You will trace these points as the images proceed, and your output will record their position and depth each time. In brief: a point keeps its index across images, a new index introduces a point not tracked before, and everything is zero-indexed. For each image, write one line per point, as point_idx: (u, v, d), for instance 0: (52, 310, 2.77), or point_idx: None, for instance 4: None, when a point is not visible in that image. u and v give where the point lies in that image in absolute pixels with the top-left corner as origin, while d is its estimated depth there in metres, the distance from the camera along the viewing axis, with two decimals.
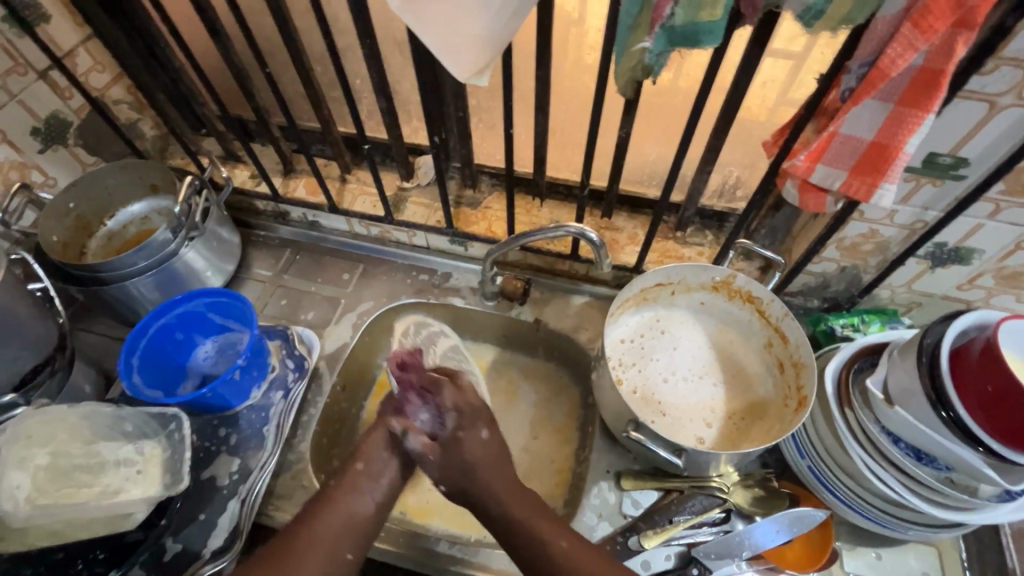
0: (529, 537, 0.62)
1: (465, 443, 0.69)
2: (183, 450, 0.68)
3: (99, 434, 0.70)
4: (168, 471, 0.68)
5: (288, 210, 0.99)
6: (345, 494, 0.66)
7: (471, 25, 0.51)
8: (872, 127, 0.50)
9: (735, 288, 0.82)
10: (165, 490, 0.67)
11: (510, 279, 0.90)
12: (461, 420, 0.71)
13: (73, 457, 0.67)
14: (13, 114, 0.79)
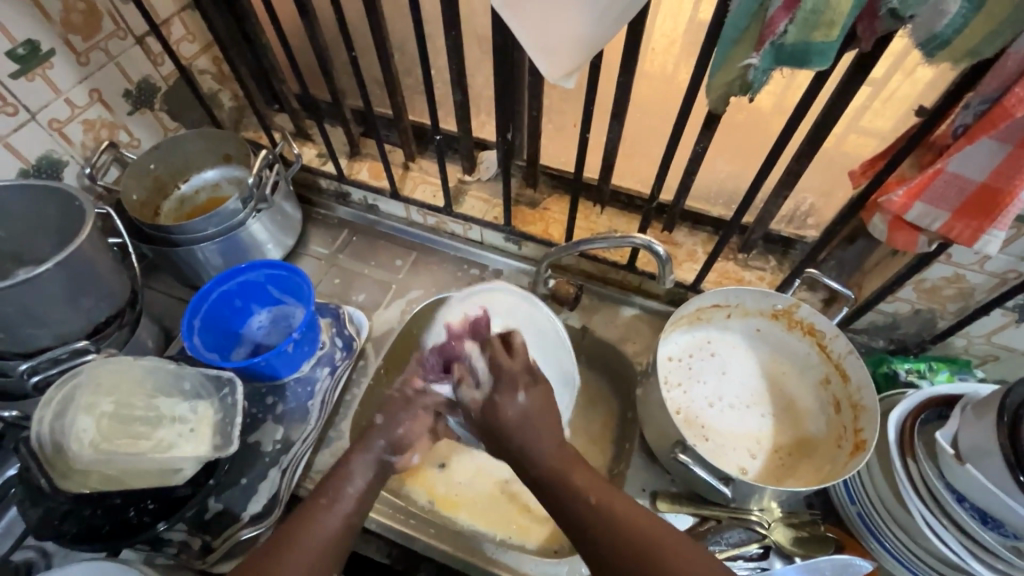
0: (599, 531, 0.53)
1: (500, 408, 0.63)
2: (235, 415, 0.71)
3: (159, 390, 0.73)
4: (219, 433, 0.71)
5: (350, 190, 1.01)
6: (316, 523, 0.57)
7: (570, 26, 0.50)
8: (987, 165, 0.47)
9: (796, 318, 0.79)
10: (214, 451, 0.70)
11: (562, 283, 0.88)
12: (497, 385, 0.65)
13: (134, 409, 0.72)
14: (111, 76, 0.83)
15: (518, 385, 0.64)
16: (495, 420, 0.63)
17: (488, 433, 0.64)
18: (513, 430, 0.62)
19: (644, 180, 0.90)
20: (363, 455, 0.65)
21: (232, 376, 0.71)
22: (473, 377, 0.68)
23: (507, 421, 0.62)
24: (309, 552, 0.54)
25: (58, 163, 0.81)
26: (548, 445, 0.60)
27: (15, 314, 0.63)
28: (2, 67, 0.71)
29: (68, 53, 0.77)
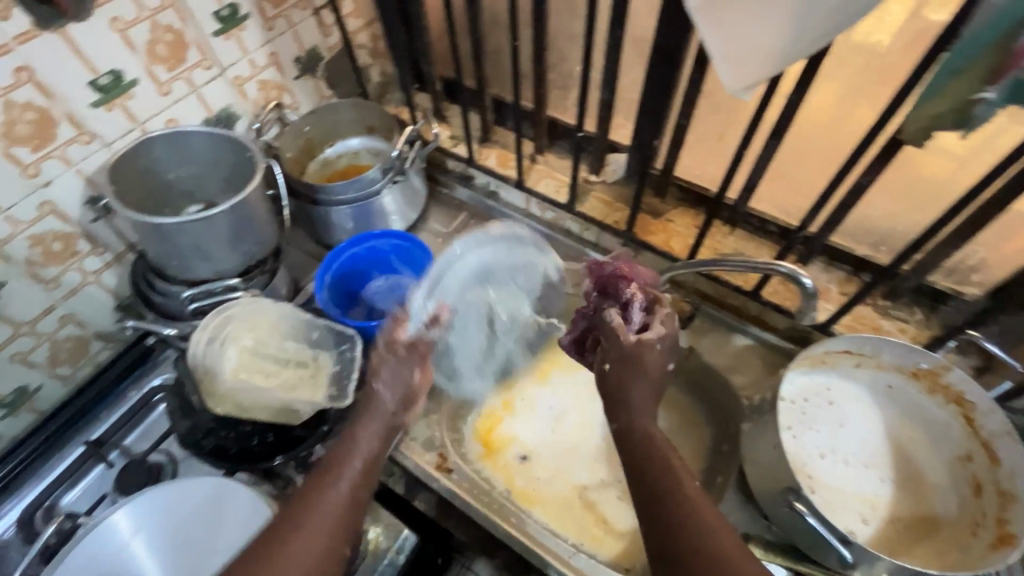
0: (676, 492, 0.56)
1: (650, 361, 0.66)
2: (352, 369, 0.77)
3: (291, 334, 0.79)
4: (335, 385, 0.76)
5: (475, 174, 1.03)
6: (325, 495, 0.60)
7: (767, 39, 0.47)
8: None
9: (943, 383, 0.71)
10: (330, 401, 0.75)
11: (677, 299, 0.86)
12: (665, 345, 0.67)
13: (269, 348, 0.77)
14: (288, 42, 0.91)
15: (664, 334, 0.67)
16: (636, 354, 0.65)
17: (619, 359, 0.66)
18: (646, 373, 0.65)
19: (783, 206, 0.85)
20: (368, 425, 0.68)
21: (350, 333, 0.77)
22: (629, 316, 0.69)
23: (653, 370, 0.66)
24: (322, 519, 0.59)
25: (233, 117, 0.89)
26: (646, 379, 0.65)
27: (189, 246, 0.71)
28: (207, 26, 0.78)
29: (260, 18, 0.84)
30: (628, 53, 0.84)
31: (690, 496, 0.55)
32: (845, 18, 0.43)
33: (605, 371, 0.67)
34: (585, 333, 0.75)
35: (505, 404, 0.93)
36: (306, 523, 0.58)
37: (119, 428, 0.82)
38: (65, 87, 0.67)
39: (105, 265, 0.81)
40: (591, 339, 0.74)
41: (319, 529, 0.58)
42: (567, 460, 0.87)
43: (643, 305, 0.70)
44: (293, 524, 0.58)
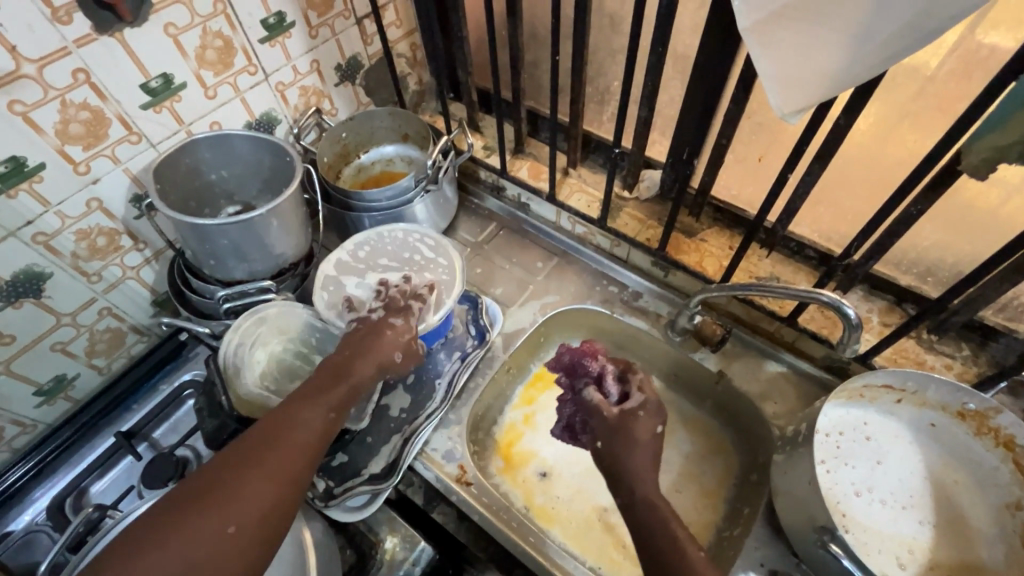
0: (675, 555, 0.55)
1: (638, 425, 0.61)
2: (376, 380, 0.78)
3: (317, 347, 0.81)
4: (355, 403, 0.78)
5: (506, 186, 1.04)
6: (300, 421, 0.61)
7: (821, 64, 0.45)
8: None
9: (991, 425, 0.68)
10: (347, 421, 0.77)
11: (709, 321, 0.83)
12: (646, 407, 0.63)
13: (294, 359, 0.80)
14: (331, 50, 0.92)
15: (645, 398, 0.64)
16: (624, 427, 0.62)
17: (608, 441, 0.62)
18: (641, 444, 0.60)
19: (825, 230, 0.82)
20: (363, 361, 0.68)
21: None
22: (606, 390, 0.66)
23: (638, 439, 0.60)
24: (293, 443, 0.59)
25: (274, 121, 0.91)
26: (641, 448, 0.60)
27: (227, 248, 0.72)
28: (255, 32, 0.80)
29: (305, 26, 0.86)
30: (669, 70, 0.82)
31: (697, 567, 0.54)
32: (910, 44, 0.41)
33: (600, 450, 0.63)
34: (573, 416, 0.70)
35: (527, 418, 0.92)
36: (277, 445, 0.58)
37: (149, 420, 0.84)
38: (117, 89, 0.70)
39: (145, 260, 0.83)
40: (579, 420, 0.68)
41: (291, 454, 0.58)
42: (590, 480, 0.86)
43: (616, 376, 0.68)
44: (263, 444, 0.58)
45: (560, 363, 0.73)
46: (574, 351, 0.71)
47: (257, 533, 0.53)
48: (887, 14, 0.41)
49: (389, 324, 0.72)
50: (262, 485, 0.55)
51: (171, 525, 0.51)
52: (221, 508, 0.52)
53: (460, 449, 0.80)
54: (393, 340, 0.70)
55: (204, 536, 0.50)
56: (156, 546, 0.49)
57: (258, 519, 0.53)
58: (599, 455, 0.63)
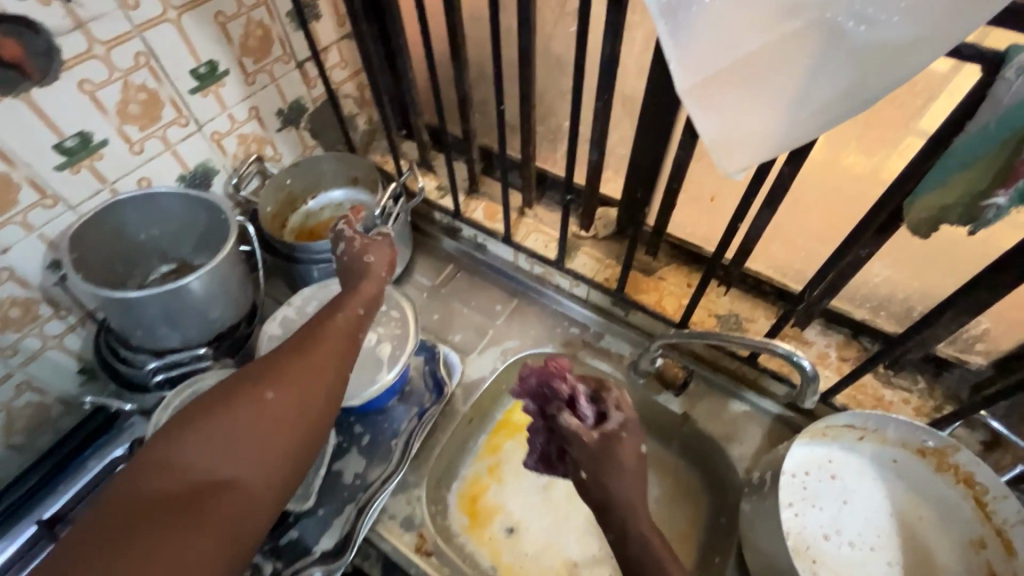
0: None
1: (620, 448, 0.54)
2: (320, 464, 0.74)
3: None
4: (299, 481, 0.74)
5: (462, 227, 1.01)
6: (335, 323, 0.58)
7: (762, 128, 0.45)
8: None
9: (951, 462, 0.68)
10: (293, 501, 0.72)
11: (670, 364, 0.83)
12: (626, 428, 0.56)
13: None
14: (270, 95, 0.88)
15: (625, 418, 0.57)
16: (606, 453, 0.54)
17: (596, 468, 0.53)
18: (629, 470, 0.53)
19: (780, 266, 0.82)
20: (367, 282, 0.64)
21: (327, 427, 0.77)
22: (579, 413, 0.58)
23: (620, 465, 0.53)
24: (330, 342, 0.56)
25: (211, 172, 0.86)
26: (628, 474, 0.53)
27: (155, 318, 0.67)
28: (185, 83, 0.76)
29: (240, 73, 0.82)
30: (618, 110, 0.81)
31: None
32: (844, 112, 0.41)
33: (585, 481, 0.55)
34: (548, 445, 0.63)
35: (491, 470, 0.88)
36: (315, 343, 0.55)
37: (79, 500, 0.74)
38: (27, 153, 0.64)
39: (68, 328, 0.77)
40: (556, 450, 0.62)
41: (330, 351, 0.55)
42: (559, 533, 0.82)
43: (592, 395, 0.60)
44: (302, 347, 0.55)
45: (526, 387, 0.64)
46: (544, 372, 0.63)
47: (293, 414, 0.49)
48: (821, 82, 0.40)
49: (361, 262, 0.66)
50: (299, 370, 0.52)
51: (216, 407, 0.48)
52: (261, 382, 0.50)
53: (420, 514, 0.76)
54: (377, 271, 0.66)
55: (243, 405, 0.48)
56: (204, 413, 0.47)
57: (297, 404, 0.50)
58: (588, 486, 0.54)
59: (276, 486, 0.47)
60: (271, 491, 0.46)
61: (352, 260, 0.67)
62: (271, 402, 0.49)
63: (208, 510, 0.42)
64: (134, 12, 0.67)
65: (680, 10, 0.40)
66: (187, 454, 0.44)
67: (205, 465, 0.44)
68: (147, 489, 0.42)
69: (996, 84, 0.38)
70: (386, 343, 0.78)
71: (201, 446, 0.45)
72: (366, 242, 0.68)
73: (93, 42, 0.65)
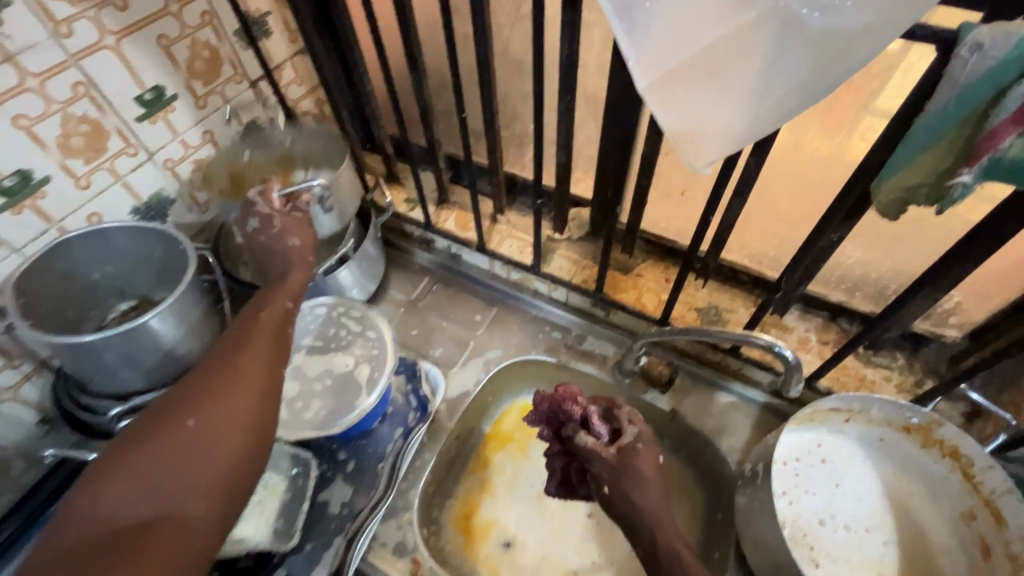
0: None
1: (640, 461, 0.57)
2: (303, 500, 0.69)
3: None
4: (282, 517, 0.68)
5: (434, 238, 1.00)
6: (256, 329, 0.55)
7: (725, 121, 0.44)
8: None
9: (935, 437, 0.68)
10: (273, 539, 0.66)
11: (655, 361, 0.82)
12: (642, 441, 0.59)
13: None
14: (224, 117, 0.85)
15: (639, 430, 0.60)
16: (627, 468, 0.57)
17: (620, 485, 0.56)
18: (650, 481, 0.56)
19: (755, 255, 0.82)
20: (291, 272, 0.63)
21: (307, 459, 0.71)
22: (595, 431, 0.61)
23: (644, 478, 0.56)
24: (252, 352, 0.53)
25: (167, 202, 0.83)
26: (649, 486, 0.56)
27: (114, 361, 0.63)
28: (130, 111, 0.73)
29: (189, 97, 0.79)
30: (582, 110, 0.81)
31: None
32: (805, 100, 0.40)
33: (608, 496, 0.57)
34: (566, 468, 0.66)
35: (484, 485, 0.86)
36: (236, 355, 0.52)
37: None
38: None
39: (23, 377, 0.73)
40: (576, 472, 0.65)
41: (253, 362, 0.52)
42: (556, 541, 0.81)
43: (605, 414, 0.63)
44: (224, 360, 0.52)
45: (539, 412, 0.66)
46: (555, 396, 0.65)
47: (220, 433, 0.46)
48: (780, 72, 0.40)
49: (281, 241, 0.65)
50: (222, 387, 0.49)
51: (130, 445, 0.44)
52: (181, 409, 0.47)
53: (413, 538, 0.74)
54: (298, 254, 0.65)
55: (161, 438, 0.44)
56: (121, 452, 0.44)
57: (223, 421, 0.47)
58: (615, 504, 0.57)
59: (218, 513, 0.44)
60: (214, 514, 0.43)
61: (268, 239, 0.65)
62: (198, 429, 0.45)
63: (139, 549, 0.39)
64: (67, 40, 0.63)
65: (634, 8, 0.40)
66: (111, 496, 0.41)
67: (130, 503, 0.41)
68: (65, 546, 0.39)
69: (952, 62, 0.38)
70: (364, 366, 0.75)
71: (121, 489, 0.41)
72: (285, 221, 0.67)
73: (25, 75, 0.61)
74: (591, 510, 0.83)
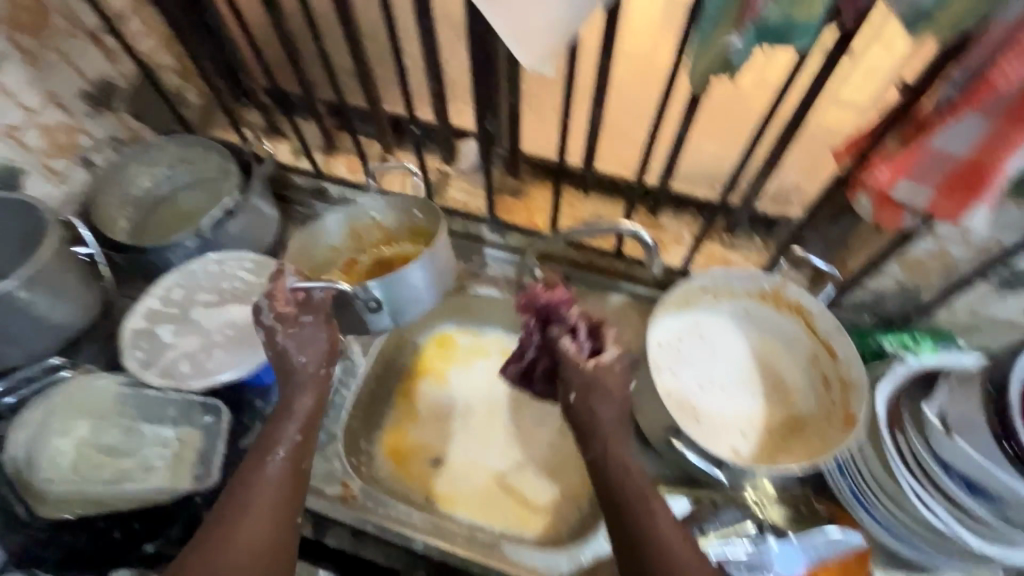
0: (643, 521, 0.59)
1: (609, 376, 0.64)
2: (219, 443, 0.68)
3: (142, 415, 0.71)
4: (200, 462, 0.67)
5: (328, 186, 0.99)
6: (258, 480, 0.61)
7: (544, 15, 0.48)
8: (1006, 105, 0.43)
9: (784, 298, 0.79)
10: (194, 483, 0.66)
11: (549, 272, 0.89)
12: (620, 360, 0.65)
13: (111, 436, 0.69)
14: (66, 78, 0.81)
15: (619, 354, 0.65)
16: (599, 381, 0.63)
17: (586, 395, 0.63)
18: (615, 397, 0.63)
19: (628, 163, 0.88)
20: (303, 397, 0.66)
21: (217, 405, 0.69)
22: (579, 342, 0.65)
23: (610, 390, 0.63)
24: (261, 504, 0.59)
25: (17, 174, 0.81)
26: (613, 402, 0.63)
27: None
28: None
29: (21, 59, 0.76)
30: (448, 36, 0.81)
31: (664, 533, 0.59)
32: None
33: (572, 401, 0.65)
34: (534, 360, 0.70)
35: (410, 413, 0.90)
36: (246, 514, 0.59)
37: None
38: None
39: None
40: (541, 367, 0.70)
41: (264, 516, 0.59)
42: (480, 447, 0.88)
43: (590, 329, 0.66)
44: (237, 517, 0.59)
45: (534, 304, 0.66)
46: (549, 296, 0.65)
47: None
48: None
49: (293, 365, 0.65)
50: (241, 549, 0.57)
51: None
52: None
53: None
54: (313, 372, 0.66)
55: None
56: None
57: None
58: (576, 415, 0.64)
59: None
60: None
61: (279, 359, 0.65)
62: None
63: None
64: None
65: None
66: None
67: None
68: None
69: None
70: None
71: None
72: (289, 337, 0.65)
73: None
74: (511, 417, 0.90)
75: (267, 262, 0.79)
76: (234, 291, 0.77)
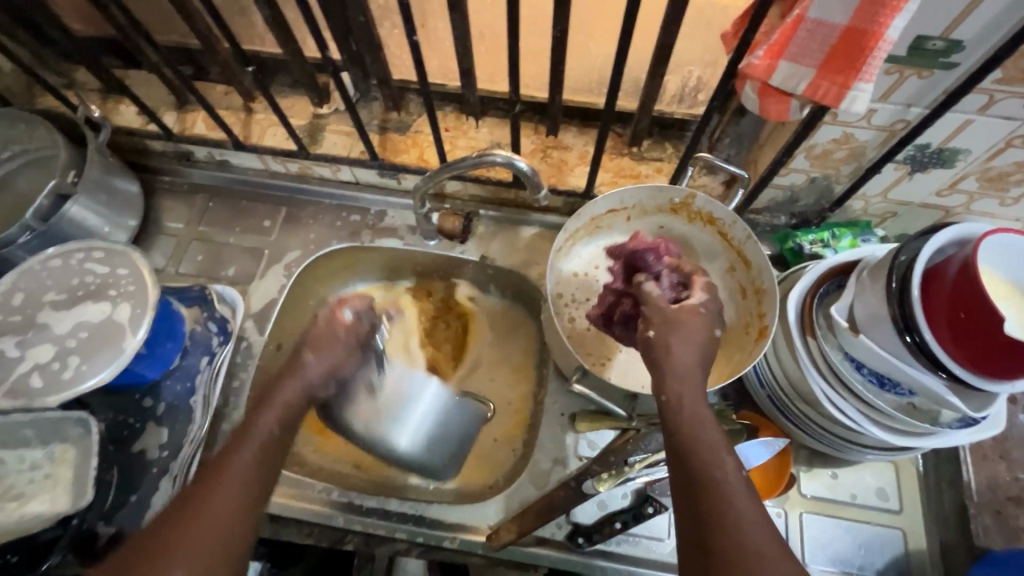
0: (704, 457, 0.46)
1: (688, 316, 0.53)
2: (92, 461, 0.63)
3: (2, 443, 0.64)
4: (76, 482, 0.64)
5: (191, 149, 0.87)
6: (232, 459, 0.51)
7: None
8: None
9: (695, 210, 0.74)
10: (70, 505, 0.63)
11: (447, 215, 0.81)
12: (707, 304, 0.55)
13: None
14: None
15: (706, 298, 0.56)
16: (678, 316, 0.54)
17: (664, 330, 0.53)
18: (694, 341, 0.52)
19: None
20: (284, 390, 0.57)
21: (84, 418, 0.63)
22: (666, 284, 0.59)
23: (695, 331, 0.53)
24: (229, 489, 0.49)
25: None
26: (694, 346, 0.52)
27: None
28: None
29: None
30: None
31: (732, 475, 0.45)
32: None
33: (647, 339, 0.54)
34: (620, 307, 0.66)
35: None
36: (210, 498, 0.48)
37: None
38: None
39: None
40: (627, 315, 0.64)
41: (228, 502, 0.48)
42: None
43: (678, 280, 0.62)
44: (201, 498, 0.48)
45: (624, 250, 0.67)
46: (636, 245, 0.66)
47: None
48: None
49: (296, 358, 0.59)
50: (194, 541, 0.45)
51: None
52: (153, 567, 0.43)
53: None
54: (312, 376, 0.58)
55: None
56: None
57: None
58: (658, 350, 0.52)
59: None
60: None
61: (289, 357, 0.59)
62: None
63: None
64: None
65: None
66: None
67: None
68: None
69: None
70: (123, 306, 0.66)
71: None
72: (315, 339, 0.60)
73: None
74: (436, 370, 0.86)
75: (125, 252, 0.70)
76: (86, 283, 0.68)
